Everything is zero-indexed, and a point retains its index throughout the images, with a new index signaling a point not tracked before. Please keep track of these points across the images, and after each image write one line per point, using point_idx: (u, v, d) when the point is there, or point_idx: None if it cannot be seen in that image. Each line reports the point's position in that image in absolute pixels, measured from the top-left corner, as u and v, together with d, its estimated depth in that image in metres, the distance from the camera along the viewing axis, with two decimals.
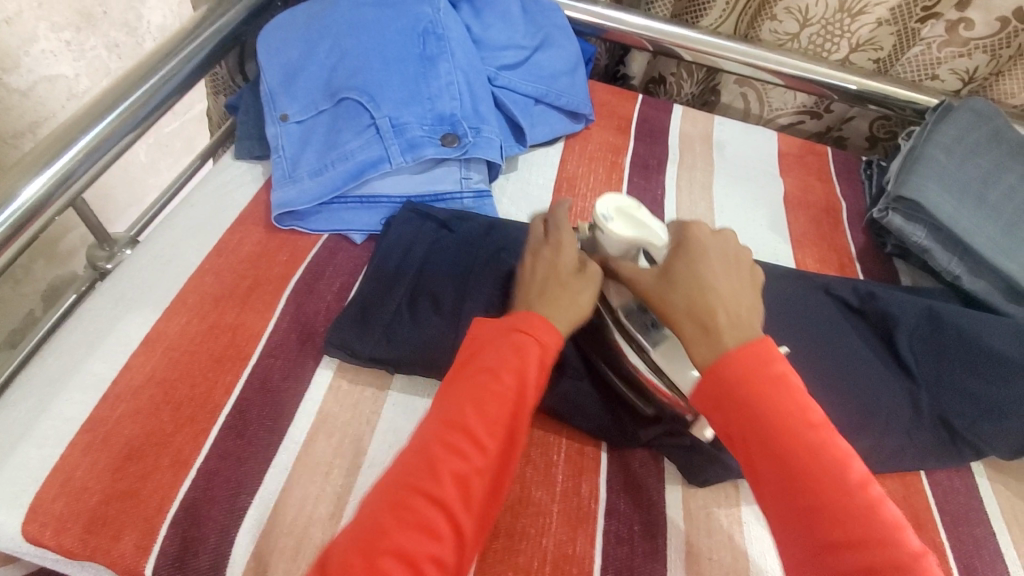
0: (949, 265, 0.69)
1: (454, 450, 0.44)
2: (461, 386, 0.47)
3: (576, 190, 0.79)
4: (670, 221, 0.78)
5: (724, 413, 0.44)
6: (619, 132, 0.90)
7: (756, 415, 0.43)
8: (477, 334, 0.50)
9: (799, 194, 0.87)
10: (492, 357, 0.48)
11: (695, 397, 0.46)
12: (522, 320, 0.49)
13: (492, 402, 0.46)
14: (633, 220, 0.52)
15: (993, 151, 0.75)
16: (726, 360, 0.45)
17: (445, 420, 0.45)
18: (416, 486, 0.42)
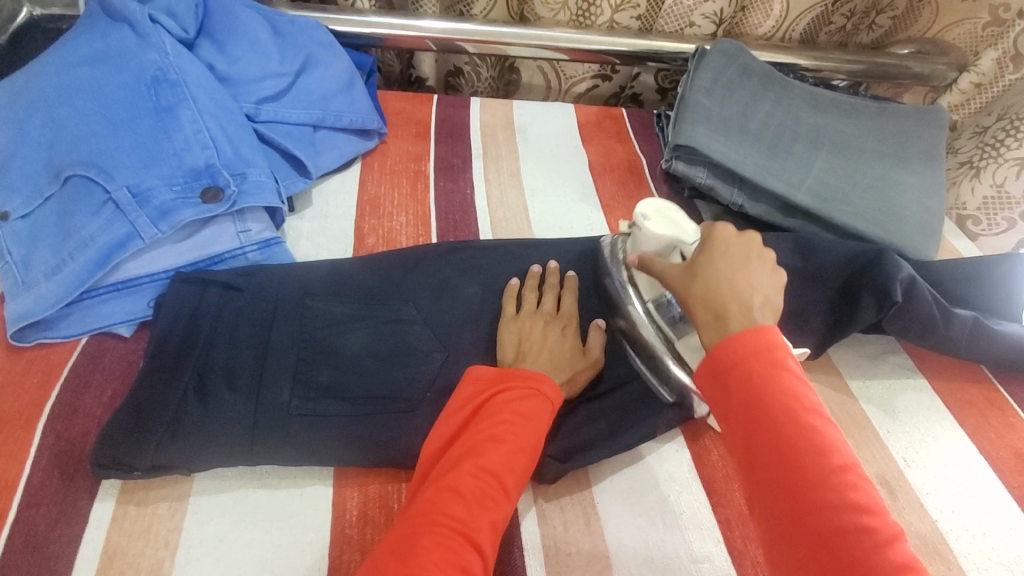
0: (732, 198, 0.75)
1: (487, 497, 0.44)
2: (499, 431, 0.48)
3: (380, 211, 0.75)
4: (484, 218, 0.77)
5: (728, 381, 0.43)
6: (418, 138, 0.87)
7: (758, 412, 0.41)
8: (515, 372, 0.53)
9: (602, 160, 0.90)
10: (525, 403, 0.50)
11: (702, 372, 0.45)
12: (545, 378, 0.52)
13: (520, 450, 0.47)
14: (668, 220, 0.57)
15: (746, 85, 0.82)
16: (727, 341, 0.43)
17: (490, 464, 0.46)
18: (439, 517, 0.42)
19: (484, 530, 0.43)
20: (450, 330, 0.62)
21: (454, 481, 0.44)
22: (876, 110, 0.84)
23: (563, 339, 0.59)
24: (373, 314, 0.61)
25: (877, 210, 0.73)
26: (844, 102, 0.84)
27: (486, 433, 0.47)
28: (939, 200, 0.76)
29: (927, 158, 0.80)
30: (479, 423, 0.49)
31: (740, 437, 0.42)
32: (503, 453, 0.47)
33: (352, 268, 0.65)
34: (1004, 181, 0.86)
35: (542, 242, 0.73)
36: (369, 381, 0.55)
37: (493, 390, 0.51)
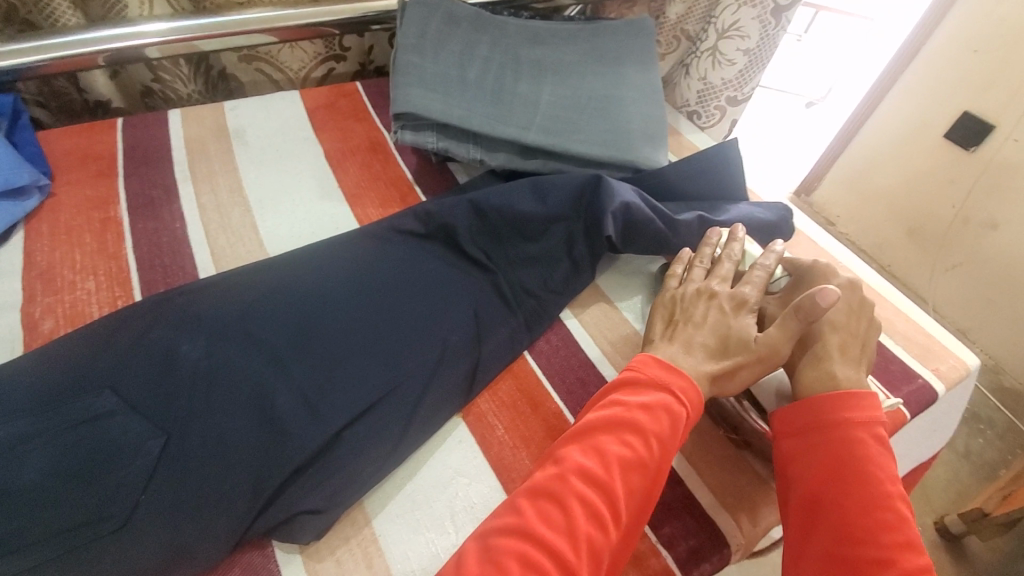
0: (469, 155, 0.71)
1: (596, 517, 0.43)
2: (625, 436, 0.47)
3: (58, 283, 0.60)
4: (202, 252, 0.65)
5: (808, 434, 0.50)
6: (100, 176, 0.71)
7: (834, 453, 0.47)
8: (644, 364, 0.52)
9: (340, 145, 0.81)
10: (655, 402, 0.49)
11: (781, 419, 0.52)
12: (679, 374, 0.51)
13: (640, 468, 0.46)
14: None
15: (457, 32, 0.77)
16: (828, 398, 0.50)
17: (604, 476, 0.45)
18: (547, 513, 0.43)
19: (587, 559, 0.41)
20: (162, 401, 0.51)
21: (570, 476, 0.45)
22: (591, 31, 0.84)
23: (720, 317, 0.55)
24: (52, 420, 0.48)
25: (604, 130, 0.74)
26: (558, 30, 0.83)
27: (611, 443, 0.47)
28: (659, 107, 0.80)
29: (641, 67, 0.83)
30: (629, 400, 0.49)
31: (800, 440, 0.50)
32: (616, 468, 0.45)
33: (16, 369, 0.51)
34: (706, 74, 0.88)
35: (275, 259, 0.63)
36: (57, 512, 0.44)
37: (665, 374, 0.51)
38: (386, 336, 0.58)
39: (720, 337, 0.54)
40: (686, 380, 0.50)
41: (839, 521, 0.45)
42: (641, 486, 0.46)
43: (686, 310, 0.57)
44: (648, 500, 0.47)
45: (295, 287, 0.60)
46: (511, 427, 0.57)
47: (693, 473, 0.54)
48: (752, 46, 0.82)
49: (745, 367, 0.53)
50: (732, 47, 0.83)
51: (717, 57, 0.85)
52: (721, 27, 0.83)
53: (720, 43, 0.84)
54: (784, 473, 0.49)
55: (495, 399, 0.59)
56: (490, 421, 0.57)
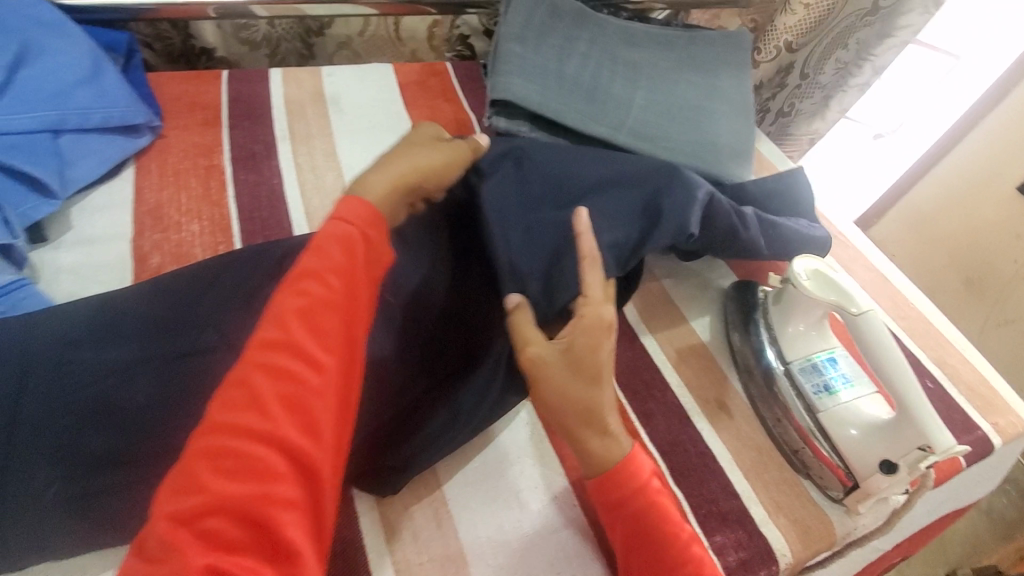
0: (559, 147, 0.72)
1: (286, 376, 0.40)
2: (295, 301, 0.42)
3: (165, 221, 0.63)
4: (297, 210, 0.68)
5: (615, 517, 0.46)
6: (206, 126, 0.74)
7: (637, 518, 0.45)
8: (337, 210, 0.47)
9: (428, 123, 0.83)
10: (321, 263, 0.44)
11: (603, 486, 0.47)
12: (355, 209, 0.47)
13: (332, 309, 0.43)
14: (785, 300, 0.61)
15: (559, 25, 0.78)
16: (626, 467, 0.46)
17: (287, 359, 0.40)
18: (240, 407, 0.38)
19: (295, 416, 0.39)
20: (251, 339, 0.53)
21: (251, 370, 0.40)
22: (689, 40, 0.84)
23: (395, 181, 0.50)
24: (161, 350, 0.51)
25: (694, 141, 0.75)
26: (657, 34, 0.83)
27: (289, 304, 0.42)
28: (749, 124, 0.80)
29: (735, 84, 0.83)
30: (286, 293, 0.43)
31: (621, 512, 0.46)
32: (296, 330, 0.41)
33: (128, 293, 0.54)
34: None
35: None
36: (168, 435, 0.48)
37: (329, 239, 0.45)
38: None
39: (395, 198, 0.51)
40: (360, 204, 0.47)
41: None
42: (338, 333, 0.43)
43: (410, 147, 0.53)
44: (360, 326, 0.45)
45: None
46: None
47: (747, 487, 0.55)
48: None
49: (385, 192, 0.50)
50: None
51: None
52: None
53: None
54: (614, 513, 0.46)
55: None
56: None
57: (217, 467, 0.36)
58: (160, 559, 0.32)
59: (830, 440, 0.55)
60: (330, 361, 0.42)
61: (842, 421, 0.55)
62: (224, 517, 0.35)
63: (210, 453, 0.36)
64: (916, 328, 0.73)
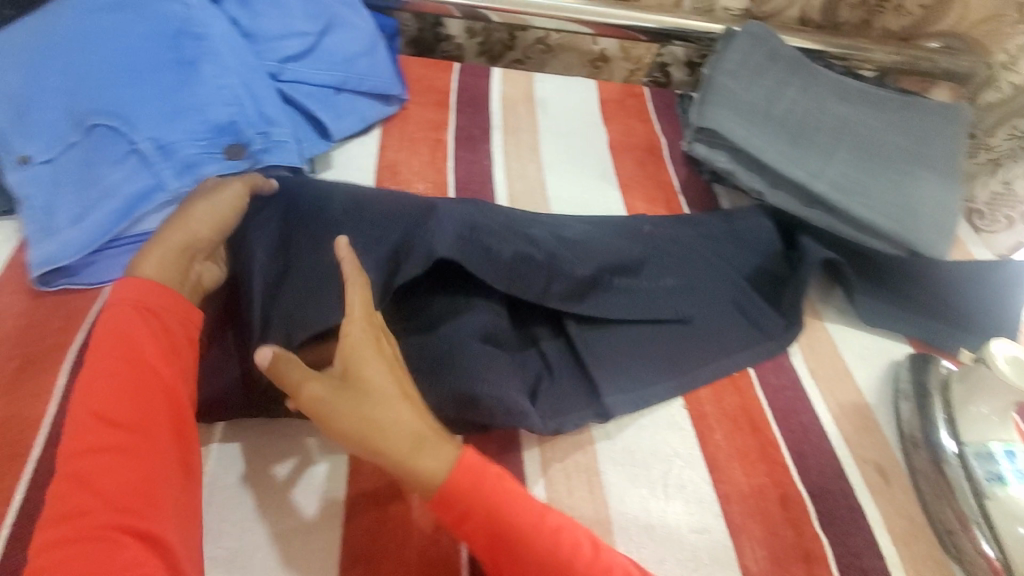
0: (751, 184, 0.75)
1: (111, 446, 0.43)
2: (110, 367, 0.46)
3: (399, 177, 0.75)
4: (502, 191, 0.77)
5: (465, 522, 0.45)
6: (438, 107, 0.86)
7: (495, 530, 0.44)
8: (123, 290, 0.49)
9: (622, 138, 0.89)
10: (113, 340, 0.47)
11: (438, 501, 0.45)
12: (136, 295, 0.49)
13: (137, 385, 0.45)
14: (974, 380, 0.59)
15: (774, 69, 0.81)
16: (455, 486, 0.45)
17: (110, 418, 0.44)
18: (99, 449, 0.43)
19: (126, 471, 0.42)
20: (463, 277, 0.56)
21: (96, 418, 0.44)
22: (904, 104, 0.83)
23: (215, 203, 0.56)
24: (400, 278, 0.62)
25: (893, 204, 0.74)
26: (870, 94, 0.83)
27: (109, 361, 0.46)
28: (956, 199, 0.77)
29: (947, 156, 0.80)
30: (90, 366, 0.46)
31: (472, 524, 0.45)
32: (144, 364, 0.46)
33: (377, 206, 0.59)
34: None
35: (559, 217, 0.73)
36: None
37: (126, 312, 0.48)
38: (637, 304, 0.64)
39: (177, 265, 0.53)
40: (138, 282, 0.50)
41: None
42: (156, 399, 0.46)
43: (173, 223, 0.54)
44: (150, 406, 0.45)
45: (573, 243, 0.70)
46: (729, 435, 0.59)
47: (897, 556, 0.53)
48: None
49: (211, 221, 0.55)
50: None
51: None
52: None
53: None
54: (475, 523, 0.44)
55: (719, 405, 0.61)
56: (711, 423, 0.59)
57: (98, 451, 0.43)
58: (82, 554, 0.39)
59: (995, 533, 0.53)
60: (163, 422, 0.45)
61: (1011, 515, 0.53)
62: (88, 542, 0.39)
63: (75, 437, 0.43)
64: None
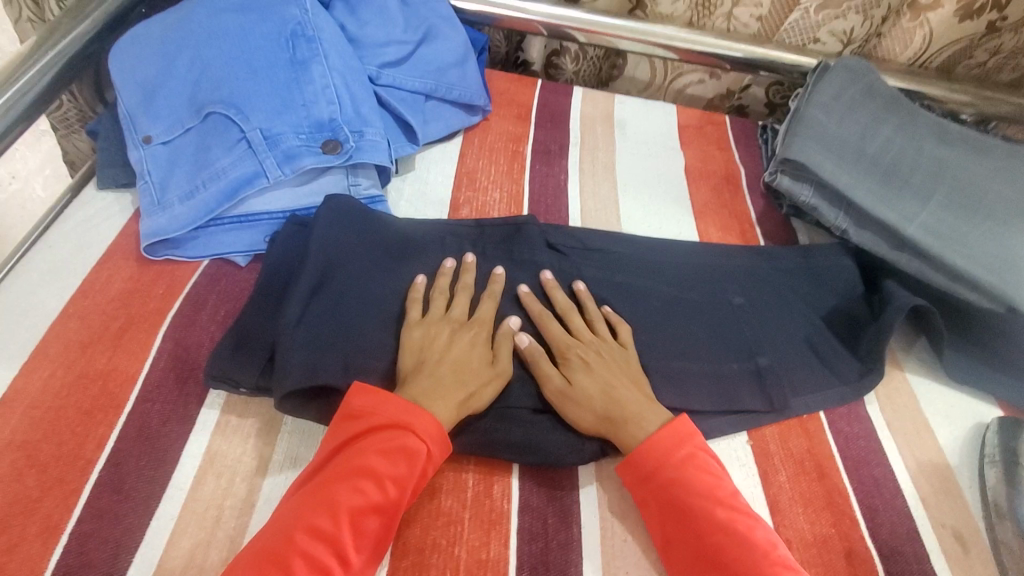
0: (835, 221, 0.73)
1: (321, 550, 0.41)
2: (374, 459, 0.45)
3: (476, 185, 0.77)
4: (574, 206, 0.77)
5: (652, 480, 0.49)
6: (518, 120, 0.88)
7: (665, 502, 0.47)
8: (392, 400, 0.48)
9: (699, 164, 0.88)
10: (391, 444, 0.46)
11: (626, 466, 0.50)
12: (420, 415, 0.48)
13: (373, 508, 0.44)
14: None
15: (869, 106, 0.78)
16: (645, 451, 0.49)
17: (365, 505, 0.44)
18: (304, 537, 0.41)
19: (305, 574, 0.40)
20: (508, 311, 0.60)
21: (331, 500, 0.43)
22: (1010, 151, 0.78)
23: (471, 347, 0.55)
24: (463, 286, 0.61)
25: (993, 255, 0.69)
26: (974, 138, 0.79)
27: (381, 469, 0.45)
28: None
29: None
30: (361, 445, 0.46)
31: (659, 478, 0.49)
32: (391, 489, 0.44)
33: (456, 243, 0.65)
34: None
35: (630, 238, 0.73)
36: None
37: (394, 425, 0.47)
38: (694, 333, 0.64)
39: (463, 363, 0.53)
40: (433, 418, 0.48)
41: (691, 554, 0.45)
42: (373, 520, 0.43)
43: (433, 345, 0.54)
44: (358, 526, 0.43)
45: (641, 266, 0.70)
46: (793, 479, 0.56)
47: None
48: None
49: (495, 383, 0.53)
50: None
51: None
52: None
53: None
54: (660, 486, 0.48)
55: (784, 446, 0.59)
56: (775, 463, 0.57)
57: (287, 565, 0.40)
58: None
59: None
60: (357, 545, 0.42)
61: None
62: None
63: (313, 509, 0.43)
64: None
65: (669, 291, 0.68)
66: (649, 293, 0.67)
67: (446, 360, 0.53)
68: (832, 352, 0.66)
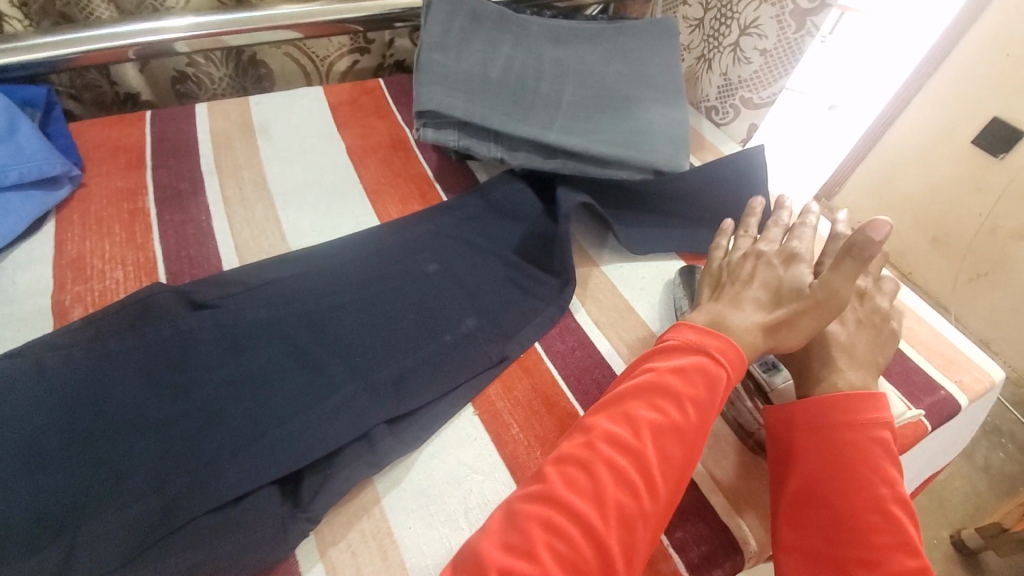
0: (489, 153, 0.72)
1: (586, 498, 0.42)
2: (667, 376, 0.48)
3: (86, 272, 0.61)
4: (226, 245, 0.66)
5: (801, 433, 0.50)
6: (129, 169, 0.72)
7: (837, 453, 0.48)
8: (684, 331, 0.52)
9: (362, 141, 0.82)
10: (677, 361, 0.50)
11: (783, 415, 0.52)
12: (716, 338, 0.50)
13: (672, 433, 0.46)
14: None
15: (480, 31, 0.78)
16: (840, 401, 0.50)
17: (631, 441, 0.45)
18: (555, 502, 0.42)
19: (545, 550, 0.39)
20: (146, 415, 0.49)
21: (600, 448, 0.45)
22: (615, 31, 0.84)
23: (779, 274, 0.55)
24: (76, 420, 0.47)
25: (626, 131, 0.74)
26: (582, 29, 0.83)
27: (659, 400, 0.47)
28: (683, 109, 0.79)
29: (665, 69, 0.82)
30: (660, 360, 0.51)
31: (807, 437, 0.50)
32: (689, 412, 0.47)
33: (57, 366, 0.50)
34: (726, 70, 0.91)
35: (299, 255, 0.64)
36: (89, 518, 0.43)
37: (665, 348, 0.51)
38: (389, 327, 0.59)
39: (765, 293, 0.54)
40: (731, 345, 0.50)
41: (831, 519, 0.46)
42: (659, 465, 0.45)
43: (739, 272, 0.57)
44: (653, 457, 0.45)
45: (317, 279, 0.62)
46: (526, 426, 0.55)
47: (708, 481, 0.53)
48: (769, 47, 0.84)
49: (806, 314, 0.52)
50: (750, 45, 0.86)
51: (738, 53, 0.88)
52: (743, 23, 0.86)
53: (740, 40, 0.87)
54: (814, 446, 0.49)
55: (510, 397, 0.57)
56: (506, 419, 0.56)
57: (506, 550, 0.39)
58: None
59: None
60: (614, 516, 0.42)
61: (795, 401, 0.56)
62: None
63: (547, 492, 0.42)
64: None
65: (354, 294, 0.62)
66: (333, 307, 0.60)
67: (753, 286, 0.55)
68: (533, 279, 0.67)
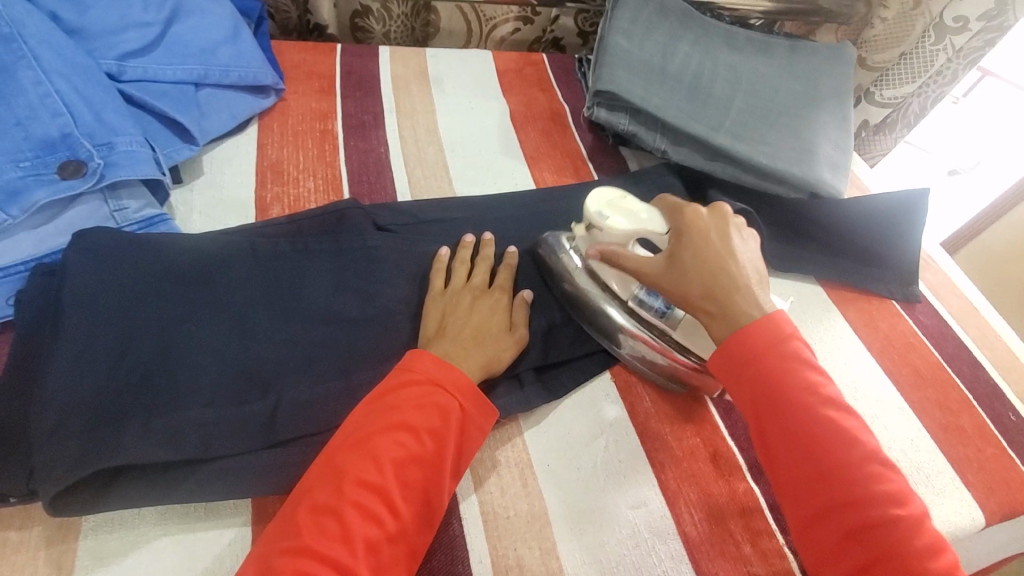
0: (654, 144, 0.74)
1: (395, 464, 0.42)
2: (393, 436, 0.43)
3: (284, 177, 0.68)
4: (401, 179, 0.71)
5: (745, 390, 0.46)
6: (322, 93, 0.79)
7: (781, 404, 0.44)
8: (417, 365, 0.47)
9: (524, 109, 0.86)
10: (389, 422, 0.44)
11: (718, 361, 0.47)
12: (423, 359, 0.48)
13: (414, 462, 0.43)
14: (626, 211, 0.57)
15: (665, 25, 0.80)
16: (740, 335, 0.46)
17: (373, 480, 0.42)
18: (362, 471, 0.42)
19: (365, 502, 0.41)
20: (336, 311, 0.54)
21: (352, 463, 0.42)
22: (790, 48, 0.84)
23: (492, 313, 0.55)
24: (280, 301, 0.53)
25: (791, 148, 0.75)
26: (758, 41, 0.83)
27: (386, 443, 0.43)
28: (847, 139, 0.79)
29: (835, 96, 0.82)
30: (394, 392, 0.46)
31: (752, 390, 0.45)
32: (428, 440, 0.44)
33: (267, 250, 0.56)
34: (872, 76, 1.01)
35: (466, 202, 0.69)
36: (291, 385, 0.49)
37: (418, 385, 0.46)
38: (544, 282, 0.63)
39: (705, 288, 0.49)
40: (459, 374, 0.48)
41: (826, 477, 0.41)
42: (419, 479, 0.43)
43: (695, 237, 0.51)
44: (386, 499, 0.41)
45: (482, 227, 0.67)
46: (657, 401, 0.58)
47: None
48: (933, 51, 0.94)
49: (510, 351, 0.54)
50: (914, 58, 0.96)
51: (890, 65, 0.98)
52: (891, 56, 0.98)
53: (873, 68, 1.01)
54: (766, 414, 0.44)
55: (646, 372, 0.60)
56: (640, 392, 0.58)
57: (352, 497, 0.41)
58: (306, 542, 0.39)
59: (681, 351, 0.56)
60: (417, 501, 0.42)
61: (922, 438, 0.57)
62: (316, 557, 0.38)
63: (365, 457, 0.42)
64: (1003, 360, 0.72)
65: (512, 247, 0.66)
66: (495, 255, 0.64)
67: (700, 256, 0.50)
68: None
